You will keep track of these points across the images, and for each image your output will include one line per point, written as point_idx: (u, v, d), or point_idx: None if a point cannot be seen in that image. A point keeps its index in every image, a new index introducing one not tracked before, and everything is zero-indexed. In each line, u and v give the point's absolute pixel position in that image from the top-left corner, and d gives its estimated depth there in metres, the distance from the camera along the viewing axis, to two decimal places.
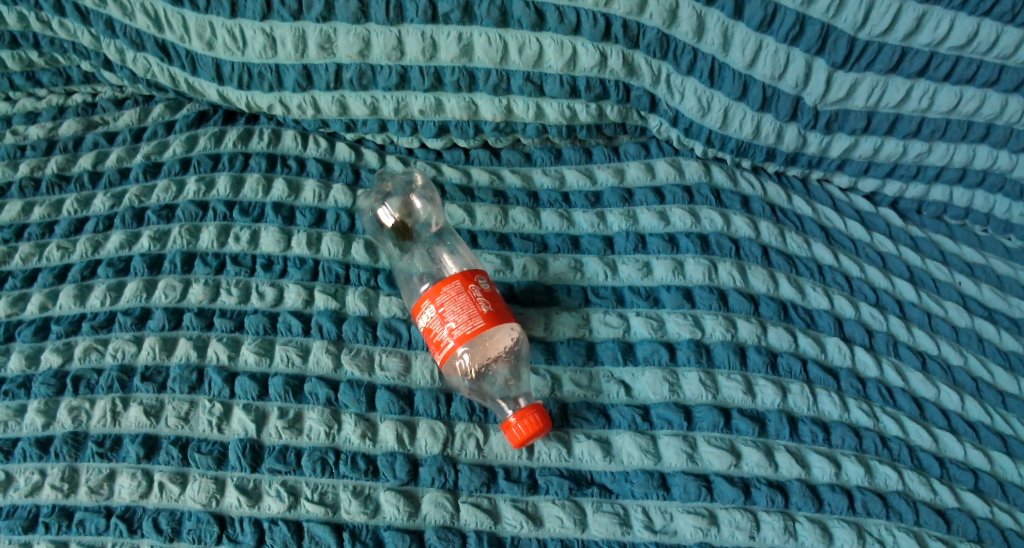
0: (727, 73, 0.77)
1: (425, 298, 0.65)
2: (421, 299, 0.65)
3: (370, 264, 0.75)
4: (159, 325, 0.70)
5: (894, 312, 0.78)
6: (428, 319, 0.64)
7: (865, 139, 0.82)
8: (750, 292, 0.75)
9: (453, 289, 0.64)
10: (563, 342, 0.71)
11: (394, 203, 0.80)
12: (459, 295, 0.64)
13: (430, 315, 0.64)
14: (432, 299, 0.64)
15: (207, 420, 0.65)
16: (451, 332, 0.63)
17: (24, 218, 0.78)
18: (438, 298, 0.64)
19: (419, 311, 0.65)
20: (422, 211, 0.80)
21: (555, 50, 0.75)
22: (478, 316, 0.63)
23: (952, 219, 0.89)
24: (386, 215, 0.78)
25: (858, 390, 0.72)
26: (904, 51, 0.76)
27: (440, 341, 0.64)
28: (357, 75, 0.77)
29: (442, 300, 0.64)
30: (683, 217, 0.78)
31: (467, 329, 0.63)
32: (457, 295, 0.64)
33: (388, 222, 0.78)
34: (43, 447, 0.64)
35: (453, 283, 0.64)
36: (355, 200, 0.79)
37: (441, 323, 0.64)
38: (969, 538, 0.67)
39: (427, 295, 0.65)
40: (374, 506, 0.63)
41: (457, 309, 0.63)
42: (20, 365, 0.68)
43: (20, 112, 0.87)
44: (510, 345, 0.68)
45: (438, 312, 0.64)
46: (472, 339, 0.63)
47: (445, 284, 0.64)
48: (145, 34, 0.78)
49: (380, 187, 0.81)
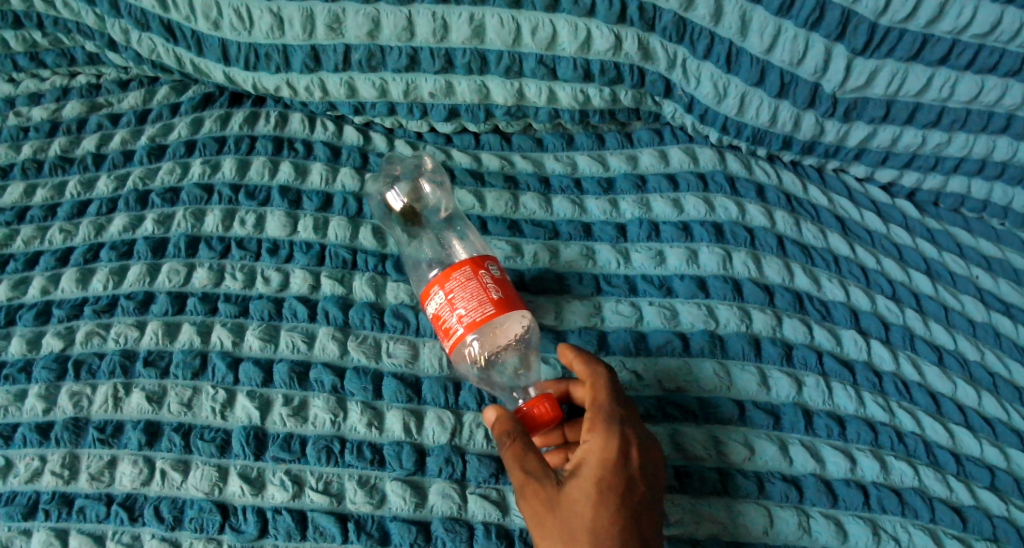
0: (744, 58, 0.75)
1: (431, 285, 0.63)
2: (430, 285, 0.63)
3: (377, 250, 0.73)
4: (162, 309, 0.69)
5: (912, 305, 0.76)
6: (438, 306, 0.63)
7: (884, 129, 0.80)
8: (765, 282, 0.73)
9: (463, 274, 0.62)
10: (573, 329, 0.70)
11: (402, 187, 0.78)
12: (469, 280, 0.62)
13: (439, 301, 0.62)
14: (441, 285, 0.63)
15: (210, 407, 0.64)
16: (461, 319, 0.61)
17: (27, 200, 0.77)
18: (447, 283, 0.62)
19: (427, 298, 0.64)
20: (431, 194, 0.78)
21: (569, 32, 0.74)
22: (488, 303, 0.62)
23: (969, 212, 0.87)
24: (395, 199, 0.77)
25: (874, 384, 0.70)
26: (926, 38, 0.74)
27: (449, 328, 0.62)
28: (366, 56, 0.75)
29: (451, 285, 0.62)
30: (698, 206, 0.76)
31: (477, 315, 0.61)
32: (467, 281, 0.62)
33: (397, 206, 0.77)
34: (43, 432, 0.63)
35: (463, 269, 0.62)
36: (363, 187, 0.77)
37: (450, 310, 0.62)
38: (983, 536, 0.66)
39: (433, 281, 0.63)
40: (380, 496, 0.62)
41: (467, 295, 0.62)
42: (21, 349, 0.68)
43: (23, 93, 0.85)
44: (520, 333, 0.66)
45: (446, 299, 0.62)
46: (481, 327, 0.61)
47: (455, 269, 0.63)
48: (151, 13, 0.77)
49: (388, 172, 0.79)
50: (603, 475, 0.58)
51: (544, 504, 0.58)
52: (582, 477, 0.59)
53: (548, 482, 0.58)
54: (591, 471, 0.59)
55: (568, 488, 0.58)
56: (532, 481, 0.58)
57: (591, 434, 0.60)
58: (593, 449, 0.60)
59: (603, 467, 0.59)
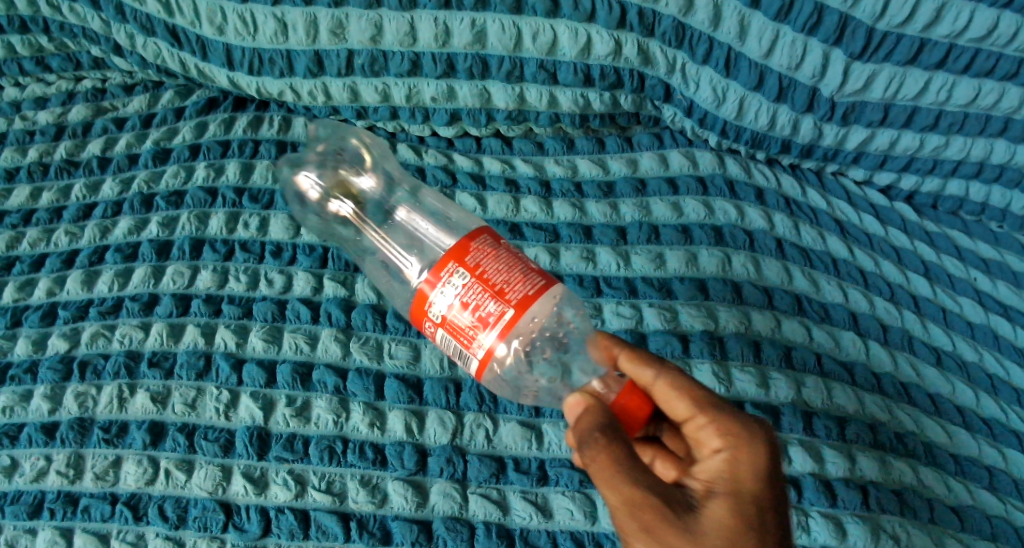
0: (742, 63, 0.76)
1: (445, 263, 0.50)
2: (444, 265, 0.50)
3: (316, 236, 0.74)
4: (167, 310, 0.69)
5: (910, 307, 0.77)
6: (463, 291, 0.50)
7: (882, 132, 0.81)
8: (764, 284, 0.74)
9: (487, 245, 0.51)
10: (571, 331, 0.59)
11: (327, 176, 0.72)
12: (497, 251, 0.51)
13: (465, 284, 0.50)
14: (462, 263, 0.50)
15: (214, 407, 0.65)
16: (505, 297, 0.49)
17: (33, 203, 0.78)
18: (470, 258, 0.50)
19: (443, 285, 0.50)
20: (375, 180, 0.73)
21: (569, 37, 0.74)
22: (529, 273, 0.50)
23: (967, 215, 0.88)
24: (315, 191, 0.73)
25: (873, 385, 0.71)
26: (923, 42, 0.75)
27: (490, 315, 0.49)
28: (369, 61, 0.76)
29: (478, 257, 0.50)
30: (697, 209, 0.77)
31: (530, 289, 0.49)
32: (495, 252, 0.51)
33: (318, 199, 0.72)
34: (49, 432, 0.64)
35: (484, 240, 0.51)
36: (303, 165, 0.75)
37: (485, 290, 0.49)
38: (982, 536, 0.66)
39: (448, 257, 0.50)
40: (382, 496, 0.62)
41: (503, 267, 0.50)
42: (28, 350, 0.68)
43: (29, 97, 0.86)
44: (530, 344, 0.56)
45: (476, 276, 0.50)
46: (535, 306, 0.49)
47: (474, 242, 0.51)
48: (156, 18, 0.78)
49: (316, 148, 0.78)
50: (752, 491, 0.50)
51: (686, 531, 0.48)
52: (720, 497, 0.50)
53: (678, 500, 0.49)
54: (736, 486, 0.50)
55: (711, 510, 0.50)
56: (658, 501, 0.49)
57: (721, 439, 0.52)
58: (729, 460, 0.51)
59: (748, 483, 0.50)
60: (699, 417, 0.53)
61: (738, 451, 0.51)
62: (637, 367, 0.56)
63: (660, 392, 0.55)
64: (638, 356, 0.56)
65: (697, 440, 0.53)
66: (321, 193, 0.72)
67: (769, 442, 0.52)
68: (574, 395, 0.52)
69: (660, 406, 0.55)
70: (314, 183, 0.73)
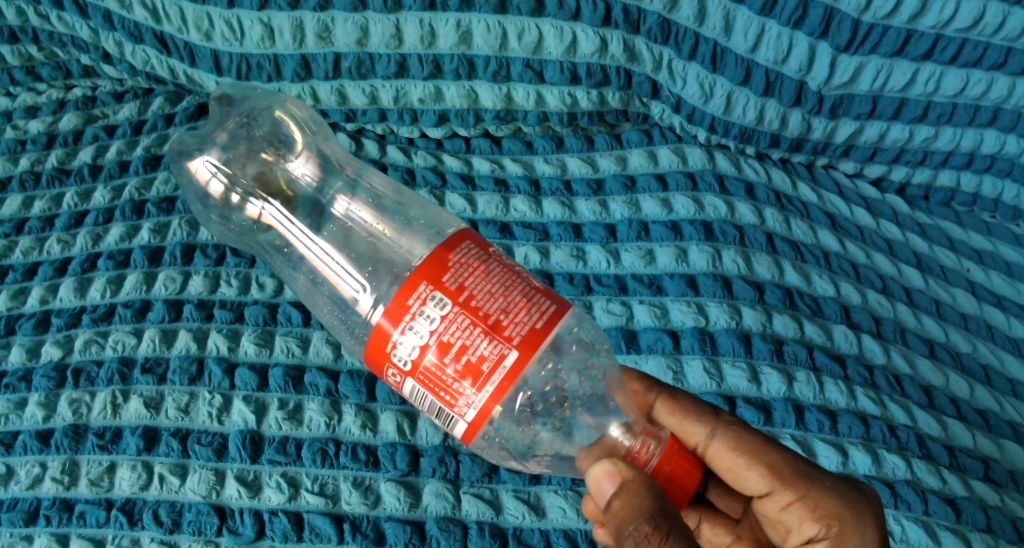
0: (729, 58, 0.76)
1: (418, 288, 0.45)
2: (420, 293, 0.44)
3: (225, 225, 0.69)
4: (159, 317, 0.70)
5: (902, 299, 0.77)
6: (447, 330, 0.44)
7: (871, 124, 0.81)
8: (754, 279, 0.74)
9: (477, 261, 0.45)
10: (573, 340, 0.52)
11: (231, 166, 0.66)
12: (488, 268, 0.45)
13: (449, 320, 0.44)
14: (447, 291, 0.44)
15: (207, 411, 0.65)
16: (504, 335, 0.43)
17: (25, 212, 0.78)
18: (455, 286, 0.44)
19: (421, 320, 0.44)
20: (298, 168, 0.67)
21: (555, 36, 0.75)
22: (528, 293, 0.45)
23: (959, 206, 0.88)
24: (215, 182, 0.66)
25: (866, 378, 0.71)
26: (910, 34, 0.75)
27: (485, 358, 0.43)
28: (356, 64, 0.76)
29: (462, 278, 0.45)
30: (687, 205, 0.77)
31: (536, 321, 0.44)
32: (487, 272, 0.45)
33: (221, 195, 0.65)
34: (43, 439, 0.64)
35: (474, 255, 0.46)
36: (206, 150, 0.68)
37: (475, 328, 0.43)
38: (979, 528, 0.66)
39: (423, 281, 0.45)
40: (375, 497, 0.62)
41: (493, 291, 0.44)
42: (21, 357, 0.69)
43: (19, 107, 0.86)
44: (524, 391, 0.49)
45: (461, 303, 0.44)
46: (540, 343, 0.44)
47: (461, 260, 0.45)
48: (144, 25, 0.78)
49: (227, 122, 0.72)
50: None
51: None
52: None
53: None
54: None
55: None
56: None
57: (818, 523, 0.53)
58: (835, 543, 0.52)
59: None
60: (790, 496, 0.53)
61: (839, 532, 0.52)
62: (687, 424, 0.57)
63: (717, 453, 0.56)
64: (679, 403, 0.58)
65: (782, 518, 0.54)
66: (224, 187, 0.65)
67: (874, 519, 0.53)
68: (604, 465, 0.47)
69: (732, 478, 0.56)
70: (215, 173, 0.66)
